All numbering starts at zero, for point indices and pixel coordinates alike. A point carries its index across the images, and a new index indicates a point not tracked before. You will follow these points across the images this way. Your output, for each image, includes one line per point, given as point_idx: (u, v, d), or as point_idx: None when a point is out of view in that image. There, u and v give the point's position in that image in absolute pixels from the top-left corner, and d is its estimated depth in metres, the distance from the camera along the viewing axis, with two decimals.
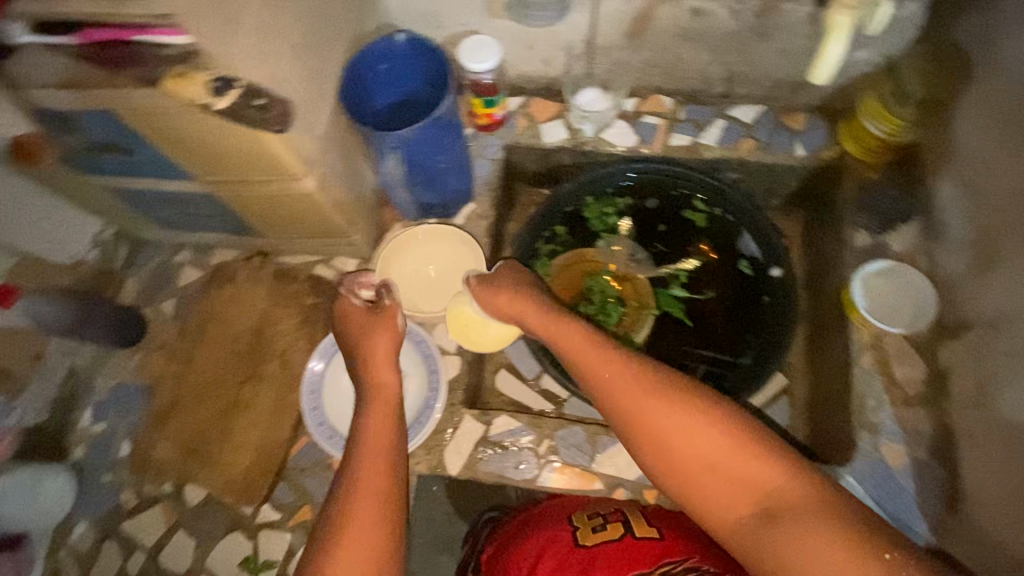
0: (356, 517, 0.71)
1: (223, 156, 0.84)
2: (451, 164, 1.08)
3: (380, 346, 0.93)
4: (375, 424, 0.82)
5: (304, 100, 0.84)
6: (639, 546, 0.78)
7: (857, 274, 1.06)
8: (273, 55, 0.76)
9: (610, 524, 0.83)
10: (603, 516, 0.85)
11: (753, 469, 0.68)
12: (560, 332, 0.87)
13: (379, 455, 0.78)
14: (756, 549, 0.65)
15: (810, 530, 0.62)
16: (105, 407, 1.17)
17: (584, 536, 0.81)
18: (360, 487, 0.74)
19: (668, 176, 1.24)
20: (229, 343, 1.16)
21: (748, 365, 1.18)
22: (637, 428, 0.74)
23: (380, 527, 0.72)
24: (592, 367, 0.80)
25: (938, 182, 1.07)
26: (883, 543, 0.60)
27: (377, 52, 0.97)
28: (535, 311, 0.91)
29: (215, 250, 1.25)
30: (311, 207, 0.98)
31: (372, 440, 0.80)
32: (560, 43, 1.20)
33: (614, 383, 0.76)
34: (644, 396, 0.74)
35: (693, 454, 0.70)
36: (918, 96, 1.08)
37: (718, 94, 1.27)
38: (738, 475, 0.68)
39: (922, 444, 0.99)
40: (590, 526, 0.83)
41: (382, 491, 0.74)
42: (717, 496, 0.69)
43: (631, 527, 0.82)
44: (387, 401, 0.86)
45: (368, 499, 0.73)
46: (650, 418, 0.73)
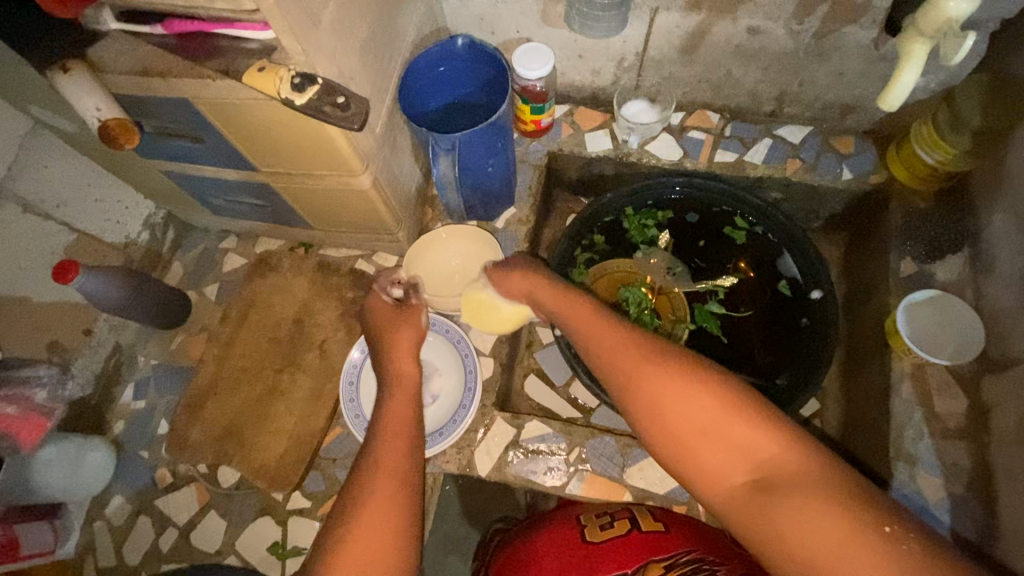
0: (374, 490, 0.70)
1: (286, 149, 0.86)
2: (500, 168, 1.09)
3: (404, 339, 0.97)
4: (396, 411, 0.84)
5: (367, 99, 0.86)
6: (645, 540, 0.81)
7: (902, 303, 1.05)
8: (342, 54, 0.78)
9: (617, 522, 0.87)
10: (611, 516, 0.89)
11: (748, 436, 0.63)
12: (568, 308, 0.86)
13: (399, 437, 0.79)
14: (751, 519, 0.60)
15: (804, 498, 0.58)
16: (147, 385, 1.21)
17: (591, 535, 0.85)
18: (381, 464, 0.74)
19: (709, 193, 1.24)
20: (268, 330, 1.18)
21: (784, 386, 1.17)
22: (630, 391, 0.71)
23: (398, 502, 0.70)
24: (593, 336, 0.79)
25: (991, 213, 1.05)
26: (882, 515, 0.55)
27: (436, 55, 0.98)
28: (546, 289, 0.92)
29: (260, 239, 1.29)
30: (363, 203, 1.00)
31: (392, 422, 0.81)
32: (612, 55, 1.21)
33: (613, 352, 0.75)
34: (639, 362, 0.71)
35: (685, 418, 0.66)
36: (974, 124, 1.05)
37: (765, 113, 1.27)
38: (732, 441, 0.63)
39: (959, 479, 0.97)
40: (598, 525, 0.87)
41: (398, 466, 0.74)
42: (711, 465, 0.64)
43: (638, 524, 0.85)
44: (410, 391, 0.89)
45: (387, 477, 0.72)
46: (644, 380, 0.70)
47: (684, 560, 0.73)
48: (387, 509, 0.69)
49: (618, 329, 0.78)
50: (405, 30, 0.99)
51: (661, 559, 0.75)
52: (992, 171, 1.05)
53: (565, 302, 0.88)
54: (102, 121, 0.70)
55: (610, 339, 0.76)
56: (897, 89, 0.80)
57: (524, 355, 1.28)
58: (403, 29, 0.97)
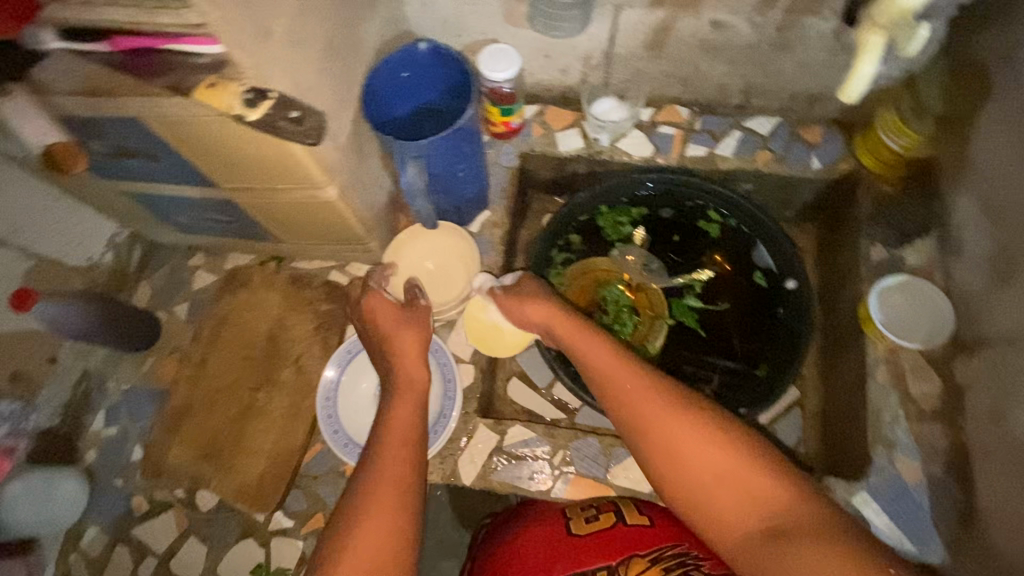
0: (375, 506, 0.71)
1: (248, 164, 0.84)
2: (470, 172, 1.07)
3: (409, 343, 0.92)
4: (399, 414, 0.83)
5: (327, 108, 0.84)
6: (631, 532, 0.81)
7: (873, 288, 1.06)
8: (299, 65, 0.76)
9: (603, 515, 0.86)
10: (596, 508, 0.88)
11: (759, 485, 0.69)
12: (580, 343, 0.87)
13: (401, 446, 0.78)
14: (760, 563, 0.65)
15: (813, 545, 0.63)
16: (119, 411, 1.18)
17: (577, 527, 0.84)
18: (382, 476, 0.74)
19: (683, 187, 1.24)
20: (241, 348, 1.16)
21: (763, 377, 1.19)
22: (647, 437, 0.75)
23: (397, 516, 0.71)
24: (607, 374, 0.81)
25: (955, 196, 1.07)
26: (883, 559, 0.61)
27: (399, 60, 0.96)
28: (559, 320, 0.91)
29: (230, 254, 1.26)
30: (331, 214, 0.98)
31: (393, 427, 0.80)
32: (579, 53, 1.20)
33: (628, 394, 0.77)
34: (655, 408, 0.75)
35: (701, 465, 0.71)
36: (936, 110, 1.08)
37: (734, 105, 1.27)
38: (744, 488, 0.69)
39: (936, 460, 0.99)
40: (584, 518, 0.86)
41: (402, 479, 0.74)
42: (723, 508, 0.70)
43: (623, 516, 0.85)
44: (416, 395, 0.86)
45: (386, 488, 0.73)
46: (661, 426, 0.74)
47: (670, 554, 0.76)
48: (388, 522, 0.70)
49: (630, 370, 0.80)
50: (366, 36, 0.97)
51: (649, 552, 0.77)
52: (956, 156, 1.07)
53: (579, 336, 0.88)
54: (46, 146, 0.70)
55: (622, 381, 0.79)
56: (856, 81, 0.82)
57: (506, 359, 1.27)
58: (363, 35, 0.95)
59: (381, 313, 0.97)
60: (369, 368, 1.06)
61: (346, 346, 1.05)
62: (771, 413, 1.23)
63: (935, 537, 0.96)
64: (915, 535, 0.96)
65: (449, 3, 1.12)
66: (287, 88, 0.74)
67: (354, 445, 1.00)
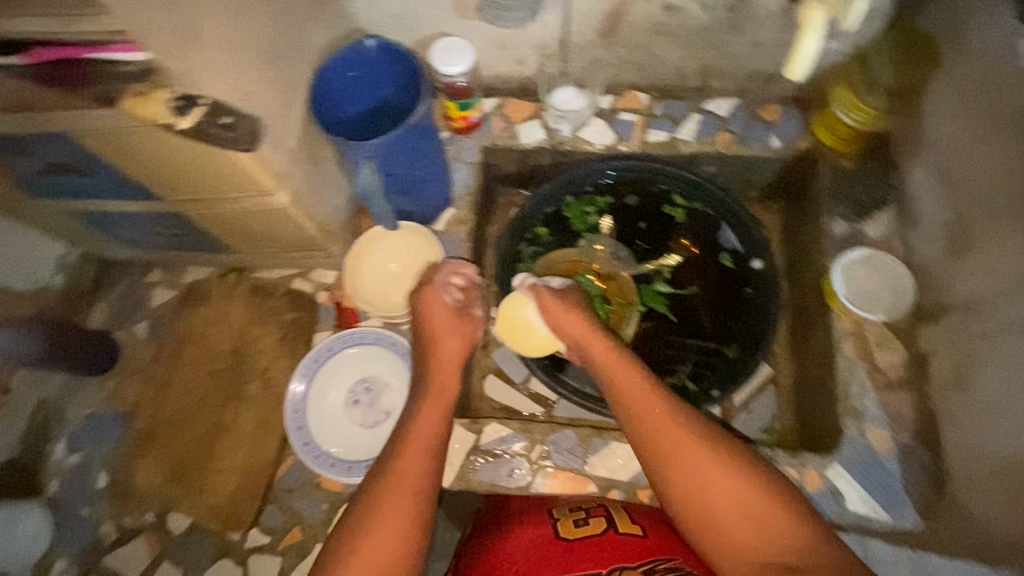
0: (387, 506, 0.71)
1: (191, 175, 0.81)
2: (429, 170, 1.05)
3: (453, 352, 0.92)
4: (429, 416, 0.83)
5: (271, 112, 0.81)
6: (625, 541, 0.79)
7: (837, 262, 1.07)
8: (236, 70, 0.74)
9: (593, 519, 0.84)
10: (586, 512, 0.87)
11: (780, 522, 0.71)
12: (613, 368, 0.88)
13: (424, 453, 0.78)
14: None
15: None
16: (81, 438, 1.13)
17: (568, 530, 0.83)
18: (400, 477, 0.75)
19: (646, 174, 1.24)
20: (205, 364, 1.12)
21: (734, 358, 1.20)
22: (671, 465, 0.76)
23: (408, 522, 0.71)
24: (636, 401, 0.83)
25: (912, 168, 1.09)
26: None
27: (347, 59, 0.94)
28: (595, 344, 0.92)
29: (188, 268, 1.21)
30: (285, 221, 0.95)
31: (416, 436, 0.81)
32: (534, 42, 1.18)
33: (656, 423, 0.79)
34: (682, 439, 0.77)
35: (725, 497, 0.73)
36: (889, 85, 1.09)
37: (692, 88, 1.27)
38: (766, 524, 0.71)
39: (905, 428, 1.01)
40: (573, 522, 0.85)
41: (419, 487, 0.74)
42: (742, 541, 0.71)
43: (614, 524, 0.84)
44: (446, 402, 0.87)
45: (402, 497, 0.73)
46: (689, 457, 0.75)
47: (663, 567, 0.74)
48: (401, 529, 0.70)
49: (662, 399, 0.82)
50: (310, 35, 0.94)
51: (641, 564, 0.75)
52: (913, 128, 1.08)
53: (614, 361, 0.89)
54: None
55: (653, 408, 0.81)
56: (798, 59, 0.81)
57: (480, 356, 1.26)
58: (306, 34, 0.92)
59: (434, 312, 0.96)
60: (335, 378, 1.03)
61: (309, 358, 1.02)
62: (745, 393, 1.24)
63: (908, 505, 0.96)
64: (889, 505, 0.97)
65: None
66: (224, 94, 0.72)
67: (327, 456, 0.98)
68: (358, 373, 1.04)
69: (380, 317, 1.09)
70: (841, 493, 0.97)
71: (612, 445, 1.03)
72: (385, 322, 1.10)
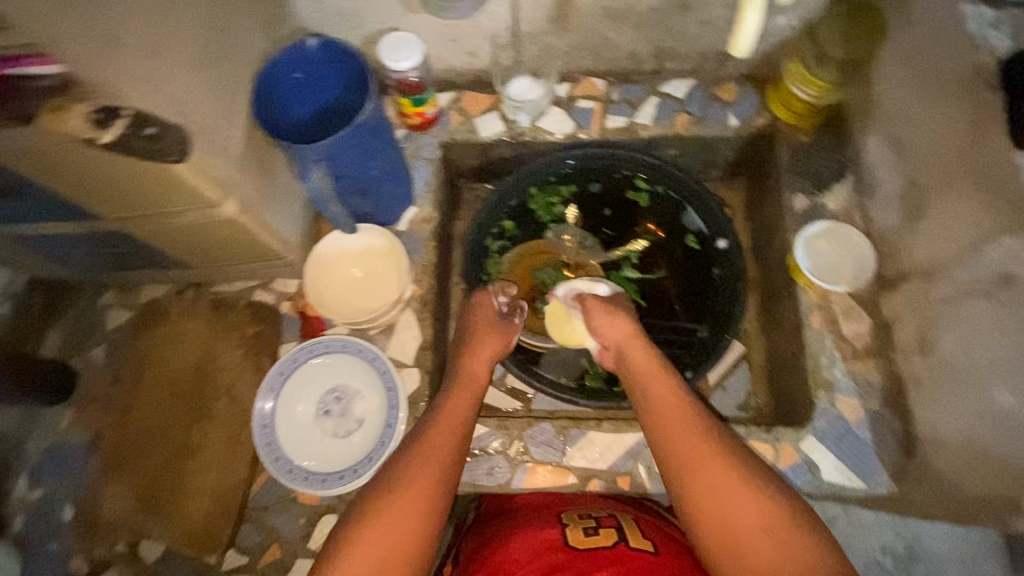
0: (402, 493, 0.71)
1: (125, 187, 0.77)
2: (384, 169, 1.02)
3: (488, 351, 0.94)
4: (459, 405, 0.84)
5: (207, 119, 0.78)
6: (637, 556, 0.74)
7: (800, 237, 1.09)
8: (161, 76, 0.70)
9: (602, 531, 0.79)
10: (596, 522, 0.82)
11: (802, 550, 0.65)
12: (642, 373, 0.85)
13: (450, 434, 0.79)
14: None
15: None
16: (44, 471, 1.09)
17: (575, 540, 0.78)
18: (420, 463, 0.75)
19: (607, 161, 1.23)
20: (168, 384, 1.09)
21: (705, 338, 1.20)
22: (692, 477, 0.72)
23: (425, 501, 0.71)
24: (669, 408, 0.79)
25: (867, 138, 1.09)
26: None
27: (289, 60, 0.90)
28: (636, 349, 0.89)
29: (144, 288, 1.17)
30: (236, 231, 0.92)
31: (444, 421, 0.81)
32: (484, 33, 1.16)
33: (685, 433, 0.75)
34: (712, 453, 0.73)
35: (746, 516, 0.68)
36: (839, 56, 1.07)
37: (649, 71, 1.26)
38: (787, 550, 0.65)
39: (875, 397, 1.01)
40: (581, 531, 0.80)
41: (438, 471, 0.74)
42: (758, 564, 0.66)
43: (625, 538, 0.78)
44: (474, 393, 0.88)
45: (421, 477, 0.73)
46: (712, 470, 0.71)
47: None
48: (414, 507, 0.70)
49: (693, 409, 0.79)
50: (248, 39, 0.90)
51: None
52: (865, 99, 1.09)
53: (648, 367, 0.86)
54: None
55: (681, 414, 0.77)
56: (741, 38, 0.85)
57: None
58: (243, 37, 0.89)
59: (480, 314, 0.99)
60: (303, 390, 1.01)
61: (273, 373, 0.98)
62: (720, 371, 1.25)
63: (880, 471, 0.98)
64: (863, 471, 0.98)
65: None
66: (150, 103, 0.69)
67: (299, 470, 0.95)
68: (328, 382, 1.02)
69: (344, 323, 1.06)
70: (816, 463, 0.99)
71: (589, 434, 1.02)
72: (350, 328, 1.07)
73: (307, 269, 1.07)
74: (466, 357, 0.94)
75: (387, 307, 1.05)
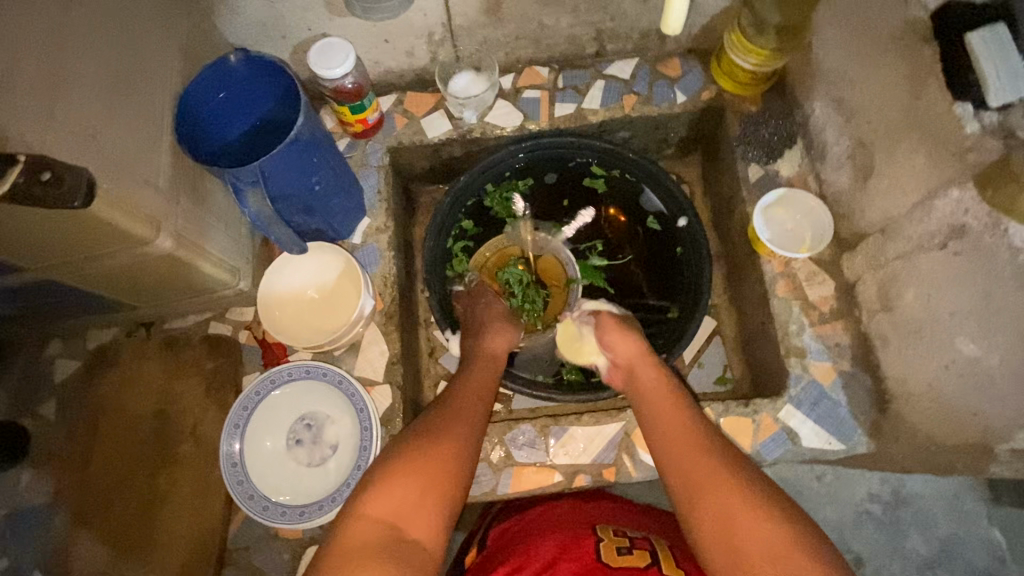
0: (437, 440, 0.77)
1: (42, 238, 0.71)
2: (328, 184, 0.98)
3: (504, 335, 1.03)
4: (480, 380, 0.92)
5: (118, 153, 0.73)
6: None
7: (756, 208, 1.07)
8: (55, 112, 0.65)
9: (636, 551, 0.78)
10: (631, 542, 0.81)
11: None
12: (648, 395, 0.89)
13: (478, 398, 0.87)
14: None
15: None
16: (4, 540, 1.03)
17: (610, 557, 0.76)
18: (453, 419, 0.81)
19: (559, 151, 1.22)
20: (128, 432, 1.03)
21: (676, 318, 1.19)
22: (697, 491, 0.74)
23: (463, 447, 0.78)
24: (676, 427, 0.82)
25: (813, 102, 1.09)
26: None
27: (211, 80, 0.85)
28: (647, 371, 0.93)
29: (90, 333, 1.10)
30: (174, 266, 0.86)
31: (470, 390, 0.89)
32: (418, 31, 1.12)
33: (692, 451, 0.78)
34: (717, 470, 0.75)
35: (749, 532, 0.68)
36: (776, 21, 1.05)
37: (591, 54, 1.24)
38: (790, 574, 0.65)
39: (845, 357, 1.00)
40: (616, 549, 0.78)
41: (472, 430, 0.81)
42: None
43: (659, 562, 0.77)
44: (495, 368, 0.97)
45: (454, 426, 0.80)
46: (712, 485, 0.73)
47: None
48: (453, 449, 0.76)
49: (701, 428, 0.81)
50: (162, 61, 0.85)
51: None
52: (807, 63, 1.09)
53: (655, 389, 0.89)
54: None
55: (684, 431, 0.81)
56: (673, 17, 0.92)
57: (428, 364, 1.22)
58: (155, 59, 0.83)
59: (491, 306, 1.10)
60: (272, 423, 0.97)
61: (233, 413, 0.94)
62: (694, 347, 1.25)
63: (856, 430, 0.97)
64: (840, 433, 0.98)
65: (261, 3, 1.01)
66: (43, 143, 0.63)
67: (276, 506, 0.92)
68: (297, 411, 0.98)
69: (306, 348, 1.01)
70: (795, 432, 0.99)
71: (570, 430, 1.01)
72: (314, 352, 1.03)
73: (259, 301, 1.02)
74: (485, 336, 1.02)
75: (348, 324, 1.01)
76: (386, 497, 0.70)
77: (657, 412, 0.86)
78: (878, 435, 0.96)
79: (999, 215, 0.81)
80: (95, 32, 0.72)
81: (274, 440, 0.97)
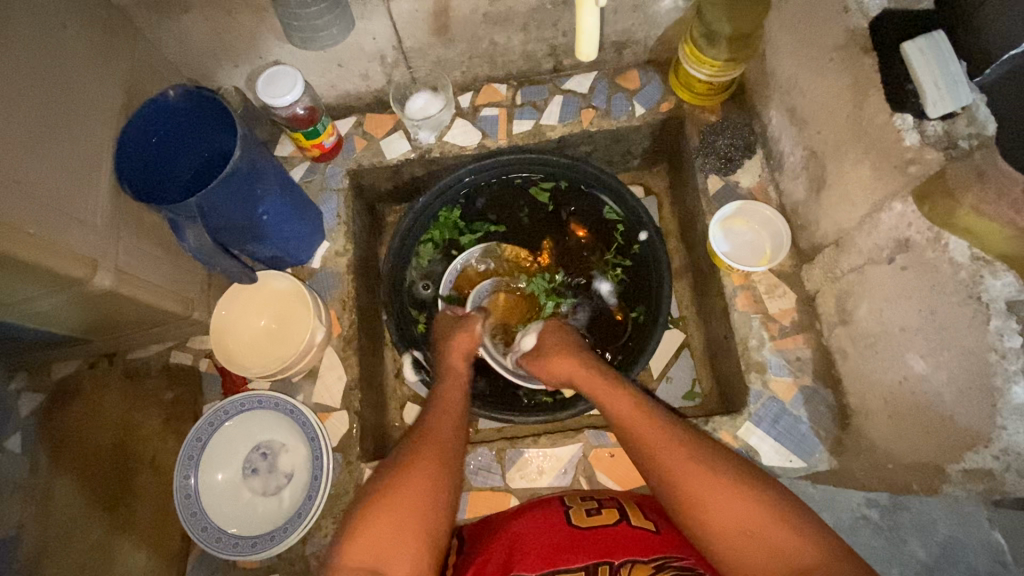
0: (409, 475, 0.74)
1: None
2: (276, 212, 0.98)
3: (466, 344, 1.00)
4: (449, 400, 0.89)
5: (42, 197, 0.73)
6: (634, 535, 0.76)
7: (713, 221, 1.06)
8: None
9: (605, 510, 0.82)
10: (598, 503, 0.85)
11: (793, 542, 0.66)
12: (608, 404, 0.88)
13: (451, 415, 0.86)
14: None
15: None
16: None
17: (579, 518, 0.80)
18: (422, 449, 0.78)
19: (504, 169, 1.21)
20: (87, 465, 1.03)
21: (639, 327, 1.16)
22: (675, 489, 0.74)
23: (434, 466, 0.76)
24: (642, 434, 0.81)
25: (769, 111, 1.07)
26: None
27: (151, 117, 0.86)
28: (594, 377, 0.92)
29: (54, 365, 1.10)
30: (123, 301, 0.87)
31: (443, 405, 0.88)
32: (369, 54, 1.12)
33: (663, 452, 0.78)
34: (691, 465, 0.75)
35: (727, 518, 0.69)
36: (727, 33, 1.04)
37: (549, 69, 1.23)
38: (772, 543, 0.66)
39: (806, 372, 0.98)
40: (584, 510, 0.82)
41: (439, 448, 0.79)
42: (756, 561, 0.66)
43: (626, 515, 0.81)
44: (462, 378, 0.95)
45: (425, 447, 0.78)
46: (691, 479, 0.73)
47: (672, 565, 0.70)
48: (422, 477, 0.74)
49: (669, 428, 0.80)
50: (99, 99, 0.86)
51: (650, 559, 0.72)
52: (762, 71, 1.07)
53: (610, 393, 0.89)
54: None
55: (659, 444, 0.79)
56: (587, 34, 0.87)
57: (395, 387, 1.22)
58: (91, 99, 0.84)
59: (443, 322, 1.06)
60: (225, 456, 0.98)
61: (184, 450, 0.94)
62: (660, 362, 1.23)
63: (818, 446, 0.95)
64: (802, 451, 0.95)
65: (208, 36, 1.01)
66: None
67: (227, 537, 0.91)
68: (251, 439, 0.99)
69: (261, 377, 1.01)
70: (755, 450, 0.96)
71: (527, 452, 1.00)
72: (271, 380, 1.03)
73: (213, 342, 1.02)
74: (447, 351, 0.99)
75: (299, 350, 1.01)
76: (363, 549, 0.67)
77: (621, 423, 0.85)
78: (841, 452, 0.93)
79: (940, 232, 0.75)
80: (24, 76, 0.73)
81: (227, 472, 0.97)
